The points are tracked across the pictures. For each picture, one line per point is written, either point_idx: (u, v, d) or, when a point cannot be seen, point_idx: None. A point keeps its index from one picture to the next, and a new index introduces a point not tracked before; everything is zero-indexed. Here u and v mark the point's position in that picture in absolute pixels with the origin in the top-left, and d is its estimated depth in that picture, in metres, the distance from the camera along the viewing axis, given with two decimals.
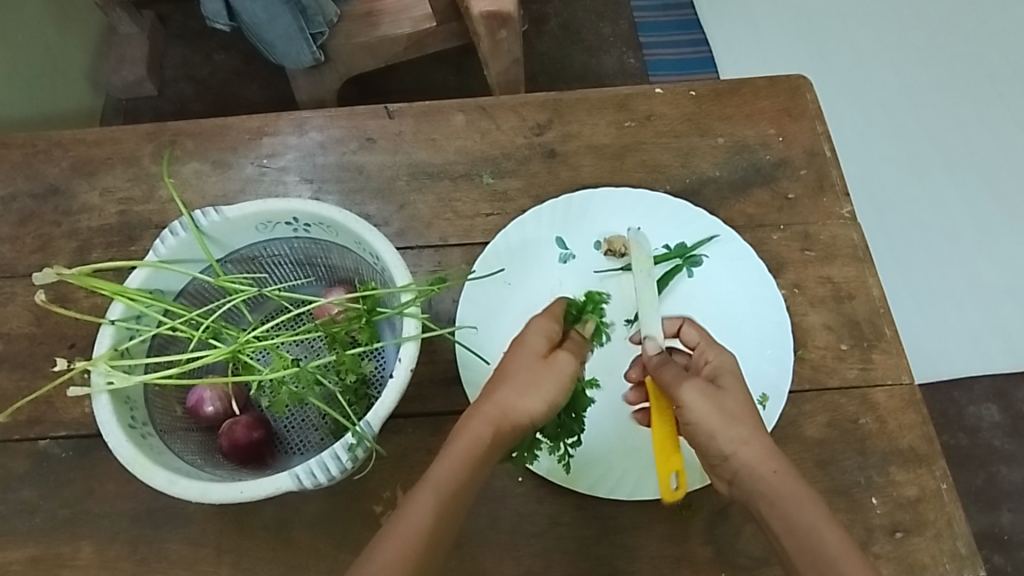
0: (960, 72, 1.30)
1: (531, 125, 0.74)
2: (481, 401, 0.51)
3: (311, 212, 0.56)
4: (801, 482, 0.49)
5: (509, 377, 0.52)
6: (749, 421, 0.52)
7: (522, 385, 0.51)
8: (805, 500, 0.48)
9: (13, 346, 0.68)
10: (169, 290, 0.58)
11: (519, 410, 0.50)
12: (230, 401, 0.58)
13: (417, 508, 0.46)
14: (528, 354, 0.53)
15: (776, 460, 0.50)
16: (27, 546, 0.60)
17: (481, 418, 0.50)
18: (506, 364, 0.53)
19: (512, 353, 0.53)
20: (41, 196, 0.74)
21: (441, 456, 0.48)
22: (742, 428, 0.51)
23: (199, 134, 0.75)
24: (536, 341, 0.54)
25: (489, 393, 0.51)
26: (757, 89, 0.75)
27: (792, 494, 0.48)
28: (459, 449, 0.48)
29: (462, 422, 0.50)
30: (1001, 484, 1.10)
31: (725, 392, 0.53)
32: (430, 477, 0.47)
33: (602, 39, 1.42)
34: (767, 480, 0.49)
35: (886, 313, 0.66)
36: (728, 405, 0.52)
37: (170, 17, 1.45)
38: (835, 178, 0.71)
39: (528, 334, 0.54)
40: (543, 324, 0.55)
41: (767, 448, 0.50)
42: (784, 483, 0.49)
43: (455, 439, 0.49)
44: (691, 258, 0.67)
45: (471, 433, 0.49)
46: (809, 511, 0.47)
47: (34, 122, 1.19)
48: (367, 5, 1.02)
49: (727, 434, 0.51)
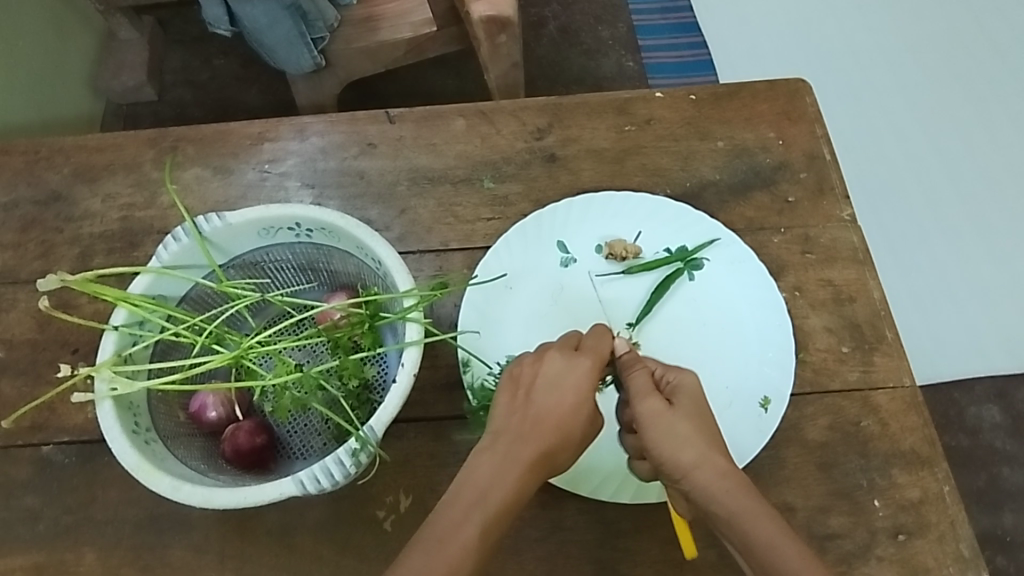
0: (957, 74, 1.30)
1: (531, 129, 0.74)
2: (533, 450, 0.50)
3: (313, 217, 0.56)
4: (757, 499, 0.49)
5: (549, 421, 0.51)
6: (701, 444, 0.51)
7: (572, 447, 0.52)
8: (760, 516, 0.48)
9: (16, 353, 0.68)
10: (172, 296, 0.58)
11: (554, 467, 0.52)
12: (234, 406, 0.59)
13: (461, 546, 0.46)
14: (583, 413, 0.52)
15: (732, 478, 0.50)
16: (31, 552, 0.60)
17: (534, 473, 0.50)
18: (559, 415, 0.51)
19: (548, 391, 0.52)
20: (43, 202, 0.74)
21: (484, 499, 0.48)
22: (694, 448, 0.50)
23: (200, 140, 0.75)
24: (591, 399, 0.53)
25: (540, 442, 0.51)
26: (755, 93, 0.75)
27: (742, 513, 0.48)
28: (503, 495, 0.48)
29: (512, 469, 0.49)
30: (1002, 485, 1.10)
31: (680, 411, 0.52)
32: (475, 519, 0.47)
33: (600, 42, 1.41)
34: (720, 499, 0.49)
35: (887, 316, 0.66)
36: (684, 429, 0.51)
37: (169, 22, 1.45)
38: (834, 181, 0.71)
39: (584, 384, 0.53)
40: (594, 372, 0.53)
41: (722, 467, 0.50)
42: (737, 500, 0.49)
43: (503, 485, 0.49)
44: (692, 261, 0.68)
45: (521, 486, 0.49)
46: (761, 527, 0.48)
47: (35, 128, 1.19)
48: (368, 11, 1.02)
49: (679, 458, 0.50)
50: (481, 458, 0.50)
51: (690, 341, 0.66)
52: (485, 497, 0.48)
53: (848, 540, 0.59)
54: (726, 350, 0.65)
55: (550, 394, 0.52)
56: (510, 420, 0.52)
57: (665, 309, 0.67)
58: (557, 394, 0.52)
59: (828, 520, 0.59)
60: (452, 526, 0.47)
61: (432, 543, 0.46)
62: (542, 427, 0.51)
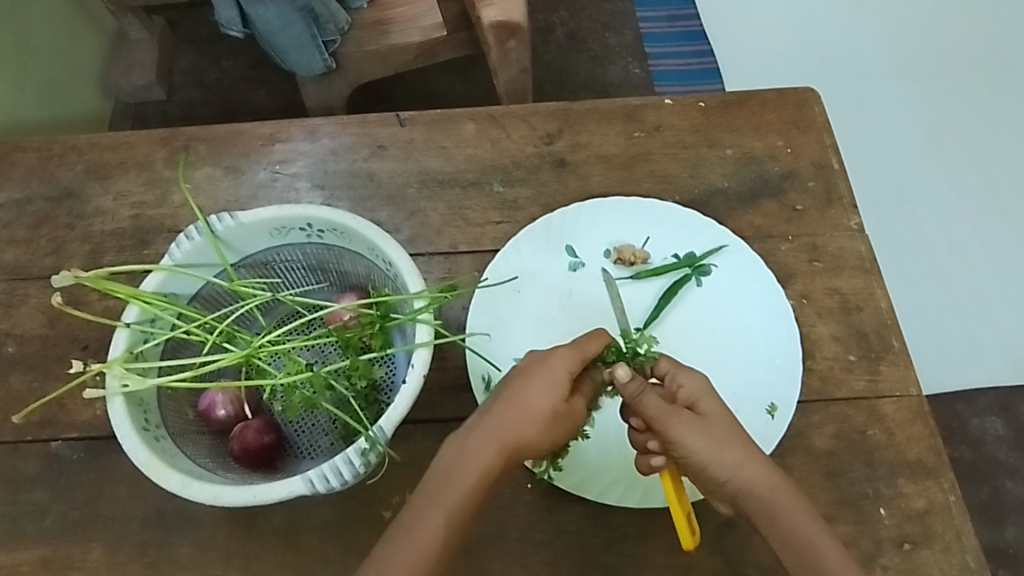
0: (964, 86, 1.30)
1: (541, 134, 0.74)
2: (497, 426, 0.50)
3: (325, 218, 0.57)
4: (798, 496, 0.50)
5: (518, 399, 0.51)
6: (737, 448, 0.51)
7: (541, 424, 0.51)
8: (803, 515, 0.49)
9: (26, 349, 0.68)
10: (183, 295, 0.59)
11: (527, 446, 0.51)
12: (242, 405, 0.59)
13: (429, 532, 0.47)
14: (553, 392, 0.52)
15: (769, 477, 0.50)
16: (38, 547, 0.61)
17: (497, 450, 0.49)
18: (526, 394, 0.52)
19: (523, 377, 0.52)
20: (56, 199, 0.74)
21: (451, 481, 0.48)
22: (731, 454, 0.50)
23: (211, 140, 0.75)
24: (562, 381, 0.52)
25: (504, 418, 0.51)
26: (764, 102, 0.76)
27: (789, 512, 0.49)
28: (467, 472, 0.48)
29: (477, 448, 0.49)
30: (1006, 499, 1.11)
31: (709, 420, 0.52)
32: (443, 504, 0.47)
33: (607, 48, 1.43)
34: (769, 502, 0.49)
35: (894, 325, 0.66)
36: (720, 437, 0.51)
37: (179, 22, 1.46)
38: (842, 191, 0.72)
39: (555, 367, 0.53)
40: (570, 358, 0.53)
41: (760, 470, 0.50)
42: (781, 498, 0.50)
43: (467, 463, 0.48)
44: (700, 267, 0.68)
45: (484, 463, 0.49)
46: (807, 523, 0.49)
47: (47, 126, 1.20)
48: (378, 13, 1.02)
49: (722, 463, 0.50)
50: (452, 441, 0.50)
51: (698, 347, 0.66)
52: (451, 479, 0.48)
53: (854, 549, 0.59)
54: (732, 357, 0.65)
55: (523, 377, 0.53)
56: (488, 403, 0.53)
57: (673, 315, 0.67)
58: (531, 378, 0.52)
59: (834, 528, 0.59)
60: (421, 511, 0.47)
61: (402, 528, 0.47)
62: (507, 404, 0.51)
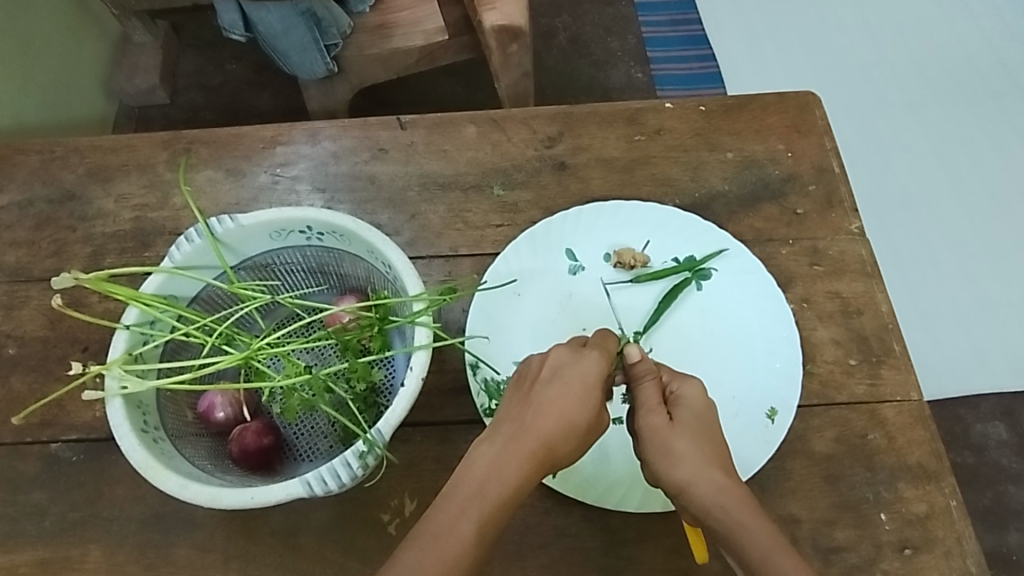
0: (965, 92, 1.30)
1: (541, 137, 0.75)
2: (532, 440, 0.50)
3: (324, 221, 0.57)
4: (757, 513, 0.49)
5: (553, 410, 0.51)
6: (696, 460, 0.51)
7: (578, 438, 0.52)
8: (760, 530, 0.48)
9: (27, 350, 0.68)
10: (183, 297, 0.59)
11: (560, 459, 0.51)
12: (242, 407, 0.59)
13: (454, 542, 0.46)
14: (588, 404, 0.52)
15: (729, 493, 0.50)
16: (37, 548, 0.61)
17: (533, 464, 0.50)
18: (561, 403, 0.51)
19: (553, 385, 0.53)
20: (58, 202, 0.75)
21: (481, 494, 0.48)
22: (690, 465, 0.51)
23: (213, 143, 0.76)
24: (597, 389, 0.53)
25: (542, 433, 0.50)
26: (766, 105, 0.75)
27: (740, 526, 0.49)
28: (500, 486, 0.48)
29: (510, 462, 0.49)
30: (1009, 504, 1.08)
31: (679, 427, 0.52)
32: (471, 514, 0.47)
33: (610, 53, 1.42)
34: (717, 514, 0.49)
35: (895, 329, 0.66)
36: (681, 448, 0.51)
37: (183, 27, 1.47)
38: (844, 195, 0.72)
39: (589, 373, 0.53)
40: (601, 362, 0.54)
41: (718, 483, 0.50)
42: (731, 518, 0.49)
43: (500, 479, 0.49)
44: (700, 271, 0.68)
45: (518, 477, 0.49)
46: (758, 538, 0.48)
47: (50, 129, 1.21)
48: (381, 18, 1.02)
49: (673, 474, 0.51)
50: (482, 449, 0.50)
51: (697, 351, 0.66)
52: (481, 491, 0.48)
53: (853, 553, 0.59)
54: (730, 359, 0.65)
55: (554, 385, 0.53)
56: (513, 411, 0.53)
57: (672, 318, 0.67)
58: (563, 387, 0.52)
59: (834, 533, 0.59)
60: (448, 521, 0.47)
61: (428, 538, 0.46)
62: (544, 417, 0.51)
